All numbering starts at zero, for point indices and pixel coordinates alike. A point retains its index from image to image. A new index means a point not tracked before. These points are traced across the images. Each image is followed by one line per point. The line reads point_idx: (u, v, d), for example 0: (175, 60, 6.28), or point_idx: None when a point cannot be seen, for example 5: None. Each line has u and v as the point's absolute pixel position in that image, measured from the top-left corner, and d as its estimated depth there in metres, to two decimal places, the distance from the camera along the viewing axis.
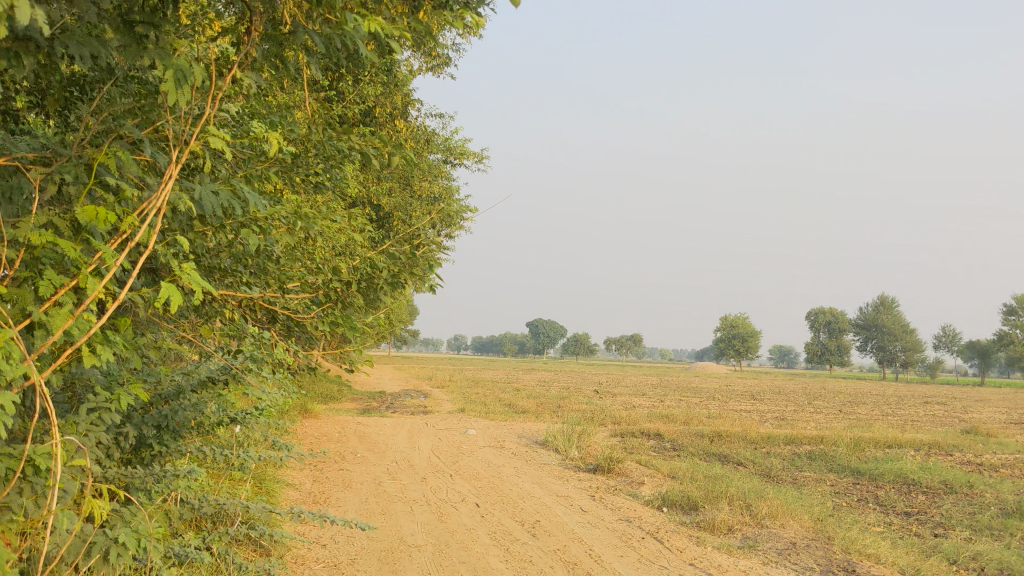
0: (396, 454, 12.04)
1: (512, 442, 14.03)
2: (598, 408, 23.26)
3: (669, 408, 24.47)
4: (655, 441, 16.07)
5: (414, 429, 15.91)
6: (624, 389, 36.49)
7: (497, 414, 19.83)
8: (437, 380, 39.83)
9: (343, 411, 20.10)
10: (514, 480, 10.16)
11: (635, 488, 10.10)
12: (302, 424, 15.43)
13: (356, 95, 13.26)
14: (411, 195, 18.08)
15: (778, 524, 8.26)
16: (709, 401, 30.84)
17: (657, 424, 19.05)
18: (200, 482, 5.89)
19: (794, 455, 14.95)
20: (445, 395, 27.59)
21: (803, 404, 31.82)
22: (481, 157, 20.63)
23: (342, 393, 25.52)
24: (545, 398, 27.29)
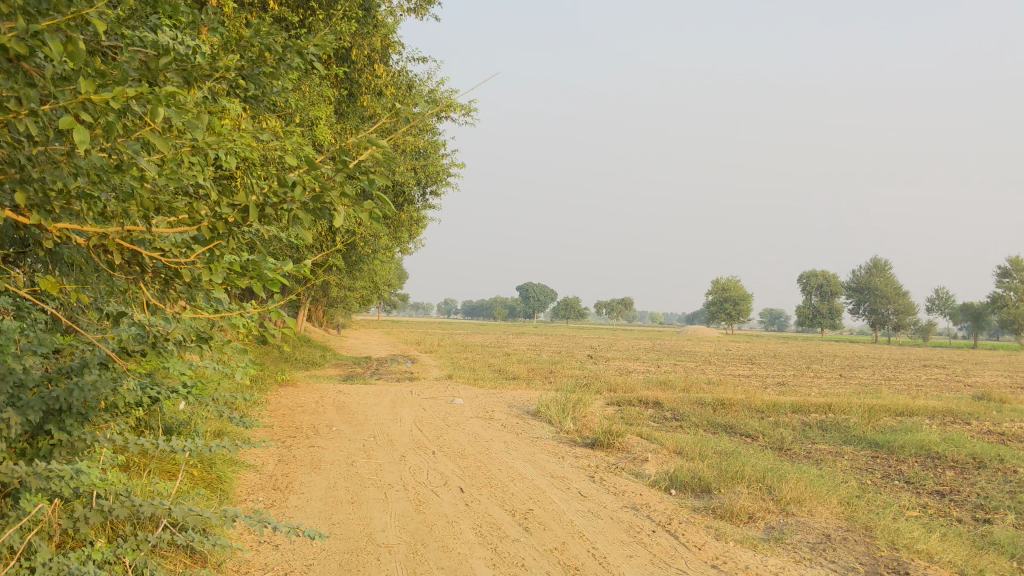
0: (375, 426, 10.98)
1: (501, 412, 13.02)
2: (592, 373, 22.33)
3: (667, 375, 23.53)
4: (655, 410, 15.10)
5: (398, 398, 14.92)
6: (618, 354, 35.51)
7: (486, 380, 18.86)
8: (425, 344, 38.89)
9: (324, 378, 19.04)
10: (503, 457, 9.13)
11: (638, 466, 9.10)
12: (277, 394, 14.41)
13: (330, 33, 12.07)
14: (395, 150, 17.00)
15: (806, 512, 7.22)
16: (707, 366, 29.97)
17: (656, 391, 18.10)
18: (121, 475, 4.78)
19: (804, 425, 13.98)
20: (434, 361, 26.67)
21: (802, 369, 30.87)
22: (470, 109, 19.42)
23: (325, 359, 24.53)
24: (538, 363, 26.37)
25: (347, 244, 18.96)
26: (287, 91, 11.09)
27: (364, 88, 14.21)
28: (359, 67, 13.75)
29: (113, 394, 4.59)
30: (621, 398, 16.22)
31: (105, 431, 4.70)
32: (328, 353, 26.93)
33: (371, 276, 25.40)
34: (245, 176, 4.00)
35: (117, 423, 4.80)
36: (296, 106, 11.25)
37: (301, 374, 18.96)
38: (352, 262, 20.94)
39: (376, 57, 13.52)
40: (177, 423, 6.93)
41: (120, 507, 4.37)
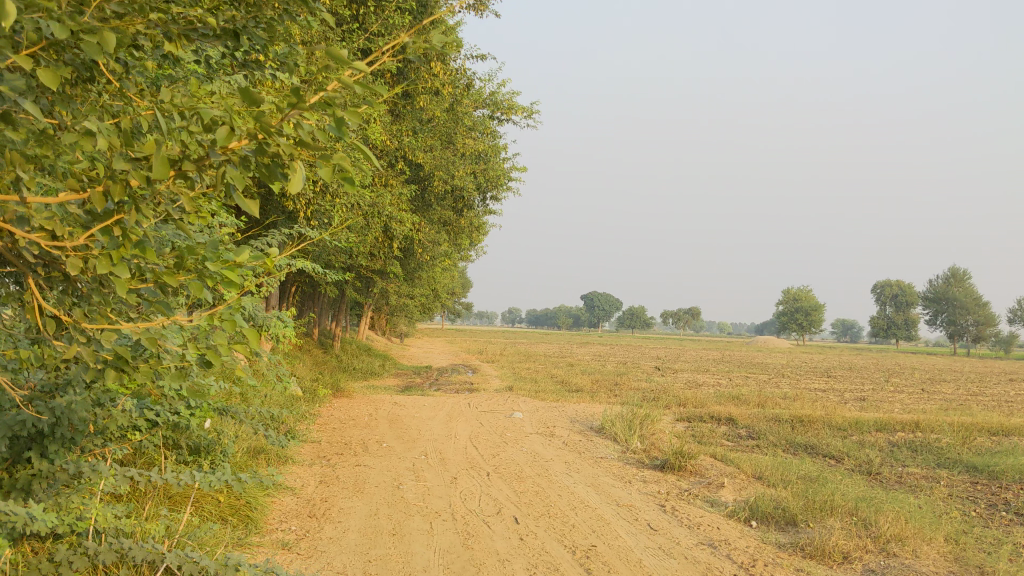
0: (428, 443, 10.28)
1: (563, 428, 12.26)
2: (660, 386, 21.44)
3: (738, 388, 22.53)
4: (728, 427, 14.19)
5: (455, 411, 14.22)
6: (686, 366, 34.42)
7: (548, 393, 18.12)
8: (487, 354, 38.24)
9: (381, 389, 18.46)
10: (564, 480, 8.36)
11: (712, 493, 8.27)
12: (330, 405, 13.82)
13: (385, 28, 11.52)
14: (454, 153, 16.39)
15: (909, 552, 6.30)
16: (780, 379, 28.80)
17: (728, 406, 17.15)
18: (114, 509, 4.08)
19: (891, 446, 12.95)
20: (495, 371, 26.01)
21: (881, 383, 29.44)
22: (532, 112, 18.76)
23: (385, 369, 23.99)
24: (602, 374, 25.53)
25: (405, 251, 18.44)
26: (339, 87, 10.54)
27: (420, 88, 13.62)
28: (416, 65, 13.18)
29: (103, 414, 3.92)
30: (690, 414, 15.34)
31: (96, 458, 4.04)
32: (387, 363, 26.43)
33: (431, 285, 24.82)
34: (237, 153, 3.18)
35: (111, 449, 4.14)
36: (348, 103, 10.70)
37: (358, 384, 18.42)
38: (411, 269, 20.41)
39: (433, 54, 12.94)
40: (205, 443, 6.32)
41: (105, 550, 3.64)
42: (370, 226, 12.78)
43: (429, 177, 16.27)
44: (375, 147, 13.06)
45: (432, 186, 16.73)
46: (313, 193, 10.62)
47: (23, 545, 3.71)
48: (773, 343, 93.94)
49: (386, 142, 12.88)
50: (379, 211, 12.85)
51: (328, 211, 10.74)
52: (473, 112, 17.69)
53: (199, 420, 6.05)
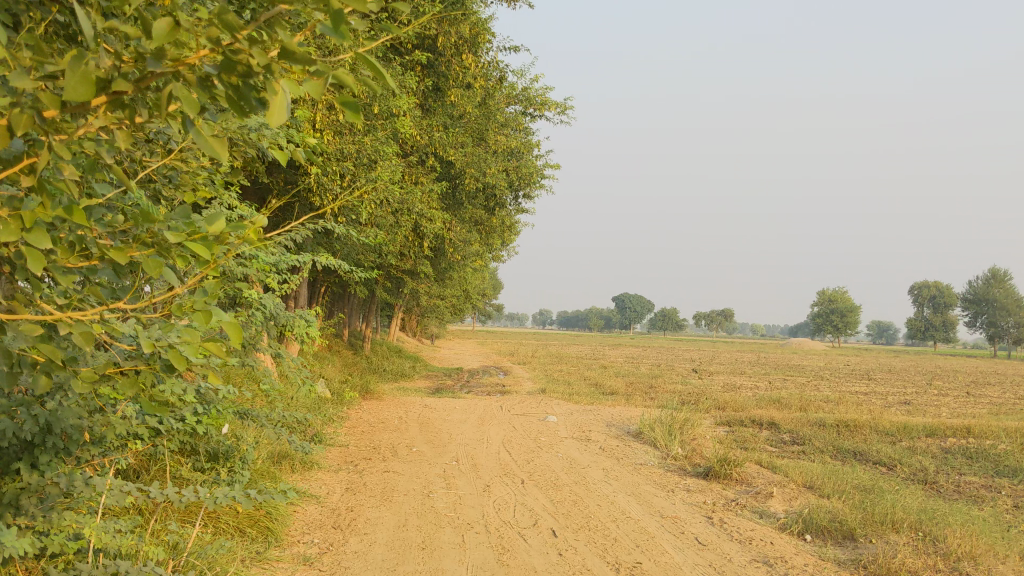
0: (459, 448, 9.85)
1: (599, 433, 11.80)
2: (697, 390, 20.88)
3: (778, 391, 21.93)
4: (770, 432, 13.65)
5: (487, 414, 13.79)
6: (722, 368, 33.75)
7: (583, 396, 17.65)
8: (519, 356, 37.79)
9: (412, 391, 18.05)
10: (603, 489, 7.91)
11: (761, 504, 7.78)
12: (358, 407, 13.43)
13: (415, 18, 11.13)
14: (486, 150, 15.99)
15: (983, 572, 5.79)
16: (820, 381, 28.10)
17: (769, 410, 16.59)
18: (112, 526, 3.65)
19: (944, 452, 12.37)
20: (528, 373, 25.55)
21: (924, 387, 28.61)
22: (565, 107, 18.30)
23: (415, 370, 23.59)
24: (637, 377, 24.98)
25: (435, 251, 18.06)
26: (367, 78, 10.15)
27: (452, 81, 13.22)
28: (448, 58, 12.78)
29: (96, 420, 3.49)
30: (731, 418, 14.81)
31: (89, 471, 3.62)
32: (418, 365, 26.04)
33: (463, 285, 24.45)
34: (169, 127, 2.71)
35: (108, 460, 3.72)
36: (377, 95, 10.29)
37: (388, 386, 18.04)
38: (442, 268, 20.01)
39: (464, 46, 12.54)
40: (224, 449, 5.94)
41: None
42: (399, 223, 12.39)
43: (460, 175, 15.88)
44: (405, 142, 12.67)
45: (464, 183, 16.32)
46: (341, 188, 10.25)
47: (10, 567, 3.29)
48: (807, 345, 92.70)
49: (416, 137, 12.48)
50: (409, 208, 12.46)
51: (356, 207, 10.36)
52: (505, 108, 17.26)
53: (211, 427, 5.64)
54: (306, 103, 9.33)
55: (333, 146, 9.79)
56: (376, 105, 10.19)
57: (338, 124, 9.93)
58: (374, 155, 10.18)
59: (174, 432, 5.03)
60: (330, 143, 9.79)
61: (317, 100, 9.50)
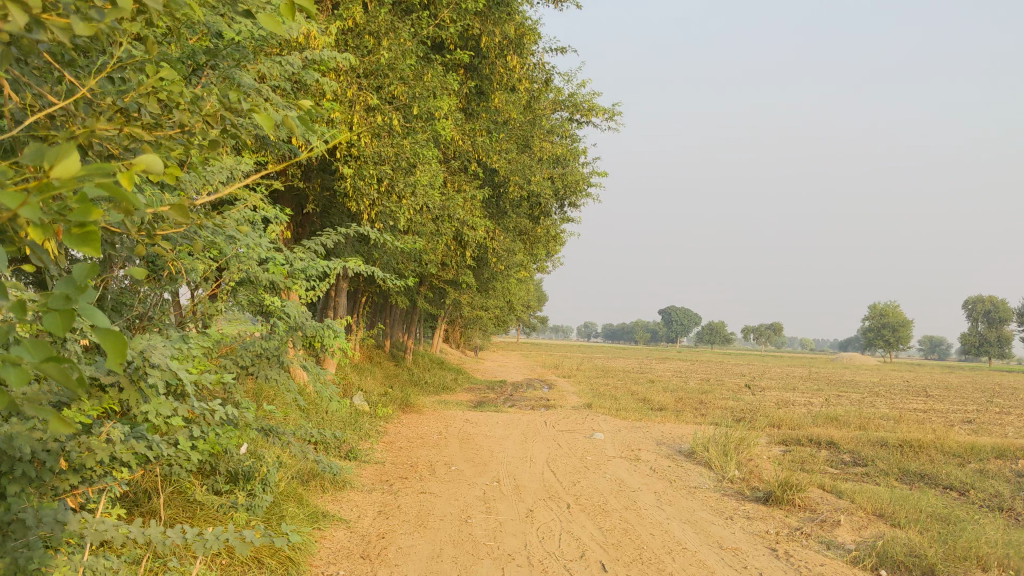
0: (502, 467, 9.30)
1: (649, 452, 11.20)
2: (750, 405, 20.16)
3: (832, 407, 21.17)
4: (829, 453, 12.93)
5: (531, 429, 13.23)
6: (772, 383, 32.82)
7: (630, 411, 17.06)
8: (563, 368, 37.25)
9: (454, 404, 17.55)
10: (656, 516, 7.31)
11: (829, 534, 7.15)
12: (398, 421, 12.94)
13: (459, 17, 10.68)
14: (530, 157, 15.52)
15: None
16: (875, 398, 27.21)
17: (826, 428, 15.86)
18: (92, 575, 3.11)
19: (1018, 476, 11.60)
20: (572, 386, 25.00)
21: (985, 404, 27.51)
22: (613, 114, 17.75)
23: (458, 383, 23.13)
24: (685, 392, 24.29)
25: (478, 261, 17.59)
26: (407, 78, 9.70)
27: (496, 85, 12.75)
28: (492, 61, 12.31)
29: (71, 443, 2.95)
30: (787, 437, 14.12)
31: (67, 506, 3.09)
32: (461, 376, 25.59)
33: (507, 296, 24.00)
34: (158, 78, 2.12)
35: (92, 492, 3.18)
36: (418, 96, 9.84)
37: (429, 399, 17.59)
38: (485, 278, 19.56)
39: (508, 49, 12.10)
40: (246, 469, 5.44)
41: None
42: (440, 231, 11.90)
43: (503, 183, 15.42)
44: (447, 147, 12.21)
45: (508, 192, 15.82)
46: (379, 193, 9.79)
47: None
48: (859, 360, 90.71)
49: (458, 142, 12.01)
50: (450, 215, 11.98)
51: (394, 212, 9.89)
52: (551, 115, 16.75)
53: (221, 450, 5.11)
54: (343, 102, 8.89)
55: (370, 149, 9.34)
56: (417, 106, 9.72)
57: (378, 125, 9.49)
58: (414, 158, 9.70)
59: (186, 460, 4.53)
60: (368, 146, 9.35)
61: (355, 100, 9.06)
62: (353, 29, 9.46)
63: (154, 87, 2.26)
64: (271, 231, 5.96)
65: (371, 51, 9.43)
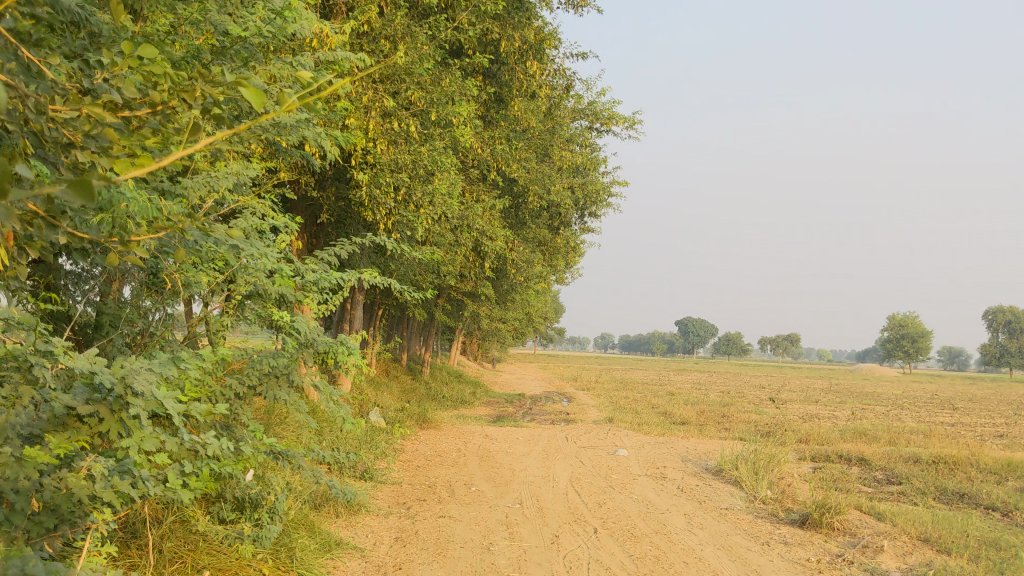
0: (523, 487, 8.92)
1: (675, 470, 10.79)
2: (775, 419, 19.67)
3: (859, 421, 20.65)
4: (861, 470, 12.48)
5: (552, 446, 12.85)
6: (794, 396, 32.18)
7: (653, 426, 16.62)
8: (582, 381, 36.76)
9: (472, 419, 17.14)
10: (688, 542, 6.91)
11: (873, 560, 6.73)
12: (416, 437, 12.59)
13: (477, 20, 10.37)
14: (549, 166, 15.17)
15: None
16: (901, 411, 26.62)
17: (855, 443, 15.38)
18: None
19: None
20: (592, 400, 24.57)
21: (1015, 417, 26.86)
22: (634, 121, 17.37)
23: (475, 397, 22.76)
24: (707, 405, 23.82)
25: (496, 272, 17.25)
26: (425, 83, 9.39)
27: (515, 91, 12.40)
28: (511, 66, 11.97)
29: (50, 481, 2.61)
30: (816, 453, 13.66)
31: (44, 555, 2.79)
32: (479, 389, 25.21)
33: (525, 308, 23.64)
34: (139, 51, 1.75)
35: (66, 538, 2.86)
36: (436, 102, 9.51)
37: (446, 414, 17.23)
38: (503, 290, 19.21)
39: (527, 55, 11.77)
40: (252, 494, 5.13)
41: None
42: (459, 241, 11.55)
43: (522, 193, 15.08)
44: (465, 155, 11.87)
45: (527, 202, 15.46)
46: (395, 201, 9.45)
47: None
48: (879, 371, 89.68)
49: (476, 150, 11.67)
50: (469, 225, 11.63)
51: (411, 222, 9.55)
52: (571, 123, 16.39)
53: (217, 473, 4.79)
54: (358, 108, 8.58)
55: (386, 156, 9.01)
56: (434, 112, 9.40)
57: (394, 132, 9.17)
58: (431, 165, 9.35)
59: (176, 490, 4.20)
60: (384, 152, 9.02)
61: (370, 106, 8.75)
62: (369, 33, 9.16)
63: (137, 64, 1.89)
64: (280, 243, 5.65)
65: (388, 56, 9.13)
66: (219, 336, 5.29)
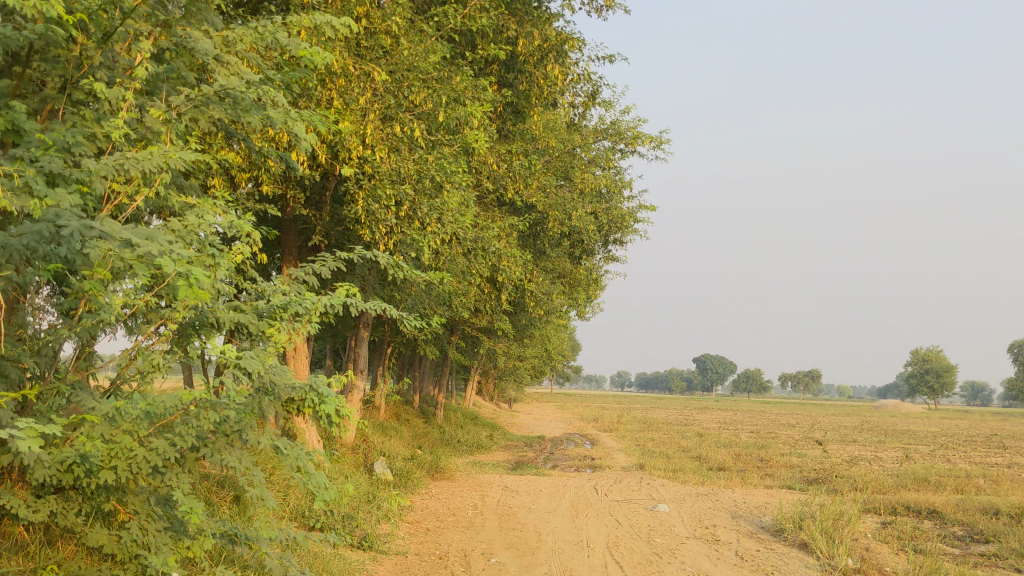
0: (553, 558, 7.40)
1: (727, 530, 9.26)
2: (818, 463, 17.98)
3: (910, 463, 18.95)
4: (936, 524, 10.87)
5: (581, 499, 11.30)
6: (829, 435, 30.31)
7: (689, 472, 15.02)
8: (605, 422, 35.03)
9: (490, 467, 15.58)
10: None
11: None
12: (426, 490, 11.10)
13: (492, 13, 9.06)
14: (572, 188, 13.77)
15: None
16: (948, 451, 24.86)
17: (918, 491, 13.74)
18: None
19: None
20: (617, 442, 22.89)
21: None
22: (661, 141, 15.97)
23: (492, 440, 21.18)
24: (741, 447, 22.12)
25: (513, 305, 15.79)
26: (432, 81, 8.04)
27: (534, 101, 11.08)
28: (529, 71, 10.66)
29: None
30: (878, 504, 12.06)
31: None
32: (496, 433, 23.62)
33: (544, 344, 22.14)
34: None
35: None
36: (444, 103, 8.16)
37: (462, 461, 15.67)
38: (522, 325, 17.75)
39: (547, 58, 10.44)
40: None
41: None
42: (473, 268, 10.12)
43: (540, 217, 13.69)
44: (479, 171, 10.47)
45: (547, 228, 14.06)
46: (398, 218, 8.05)
47: None
48: (907, 408, 87.07)
49: (490, 164, 10.31)
50: (484, 249, 10.20)
51: (417, 243, 8.12)
52: (593, 142, 15.01)
53: None
54: (353, 109, 7.23)
55: (387, 164, 7.63)
56: (443, 115, 8.03)
57: (395, 137, 7.83)
58: (442, 175, 7.99)
59: None
60: (383, 161, 7.64)
61: (368, 107, 7.41)
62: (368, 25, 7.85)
63: None
64: (233, 254, 4.27)
65: (389, 51, 7.82)
66: (149, 379, 3.92)
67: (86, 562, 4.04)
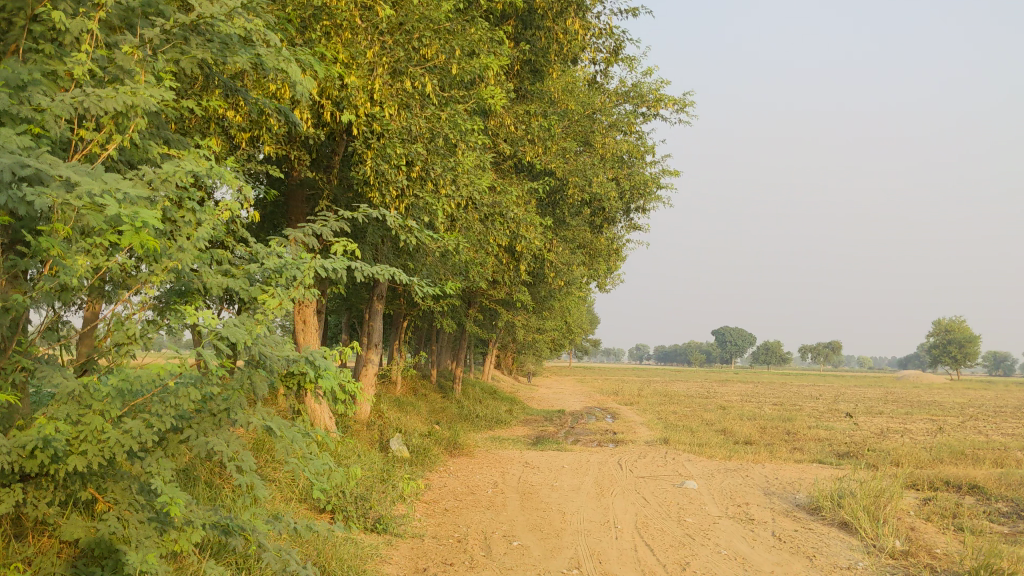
0: (579, 541, 6.93)
1: (762, 508, 8.77)
2: (848, 436, 17.43)
3: (944, 435, 18.37)
4: (979, 500, 10.33)
5: (606, 475, 10.83)
6: (855, 407, 29.75)
7: (716, 446, 14.52)
8: (626, 395, 34.58)
9: (510, 442, 15.14)
10: None
11: None
12: (445, 468, 10.64)
13: None
14: (592, 152, 13.20)
15: None
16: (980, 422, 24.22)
17: (956, 464, 13.18)
18: None
19: None
20: (640, 416, 22.39)
21: None
22: (685, 104, 15.36)
23: (512, 415, 20.74)
24: (768, 420, 21.56)
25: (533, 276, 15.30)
26: (445, 33, 7.49)
27: (554, 59, 10.50)
28: (547, 27, 10.10)
29: None
30: (917, 479, 11.51)
31: None
32: (516, 407, 23.18)
33: (565, 316, 21.63)
34: None
35: None
36: (458, 56, 7.61)
37: (482, 437, 15.25)
38: (542, 297, 17.26)
39: (566, 12, 9.86)
40: None
41: None
42: (490, 235, 9.61)
43: (560, 183, 13.14)
44: (495, 134, 9.94)
45: (567, 195, 13.51)
46: (410, 180, 7.53)
47: None
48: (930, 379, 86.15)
49: (508, 126, 9.78)
50: (502, 214, 9.68)
51: (431, 206, 7.60)
52: (613, 106, 14.44)
53: None
54: (359, 63, 6.70)
55: (397, 122, 7.11)
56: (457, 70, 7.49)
57: (405, 93, 7.30)
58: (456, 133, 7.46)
59: None
60: (393, 118, 7.13)
61: (376, 60, 6.89)
62: None
63: None
64: (218, 211, 3.76)
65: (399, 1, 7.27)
66: (123, 353, 3.42)
67: (58, 558, 3.59)
